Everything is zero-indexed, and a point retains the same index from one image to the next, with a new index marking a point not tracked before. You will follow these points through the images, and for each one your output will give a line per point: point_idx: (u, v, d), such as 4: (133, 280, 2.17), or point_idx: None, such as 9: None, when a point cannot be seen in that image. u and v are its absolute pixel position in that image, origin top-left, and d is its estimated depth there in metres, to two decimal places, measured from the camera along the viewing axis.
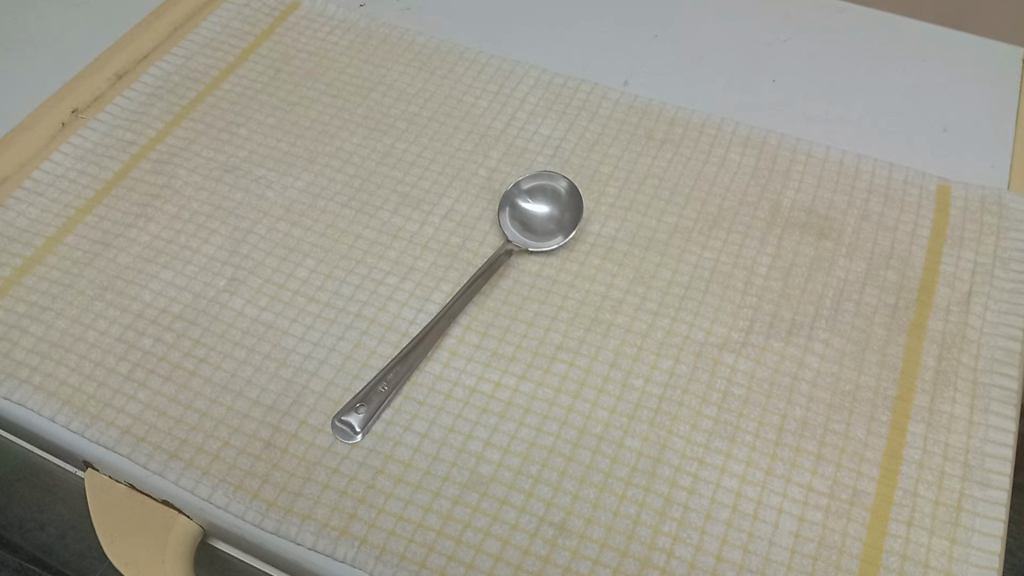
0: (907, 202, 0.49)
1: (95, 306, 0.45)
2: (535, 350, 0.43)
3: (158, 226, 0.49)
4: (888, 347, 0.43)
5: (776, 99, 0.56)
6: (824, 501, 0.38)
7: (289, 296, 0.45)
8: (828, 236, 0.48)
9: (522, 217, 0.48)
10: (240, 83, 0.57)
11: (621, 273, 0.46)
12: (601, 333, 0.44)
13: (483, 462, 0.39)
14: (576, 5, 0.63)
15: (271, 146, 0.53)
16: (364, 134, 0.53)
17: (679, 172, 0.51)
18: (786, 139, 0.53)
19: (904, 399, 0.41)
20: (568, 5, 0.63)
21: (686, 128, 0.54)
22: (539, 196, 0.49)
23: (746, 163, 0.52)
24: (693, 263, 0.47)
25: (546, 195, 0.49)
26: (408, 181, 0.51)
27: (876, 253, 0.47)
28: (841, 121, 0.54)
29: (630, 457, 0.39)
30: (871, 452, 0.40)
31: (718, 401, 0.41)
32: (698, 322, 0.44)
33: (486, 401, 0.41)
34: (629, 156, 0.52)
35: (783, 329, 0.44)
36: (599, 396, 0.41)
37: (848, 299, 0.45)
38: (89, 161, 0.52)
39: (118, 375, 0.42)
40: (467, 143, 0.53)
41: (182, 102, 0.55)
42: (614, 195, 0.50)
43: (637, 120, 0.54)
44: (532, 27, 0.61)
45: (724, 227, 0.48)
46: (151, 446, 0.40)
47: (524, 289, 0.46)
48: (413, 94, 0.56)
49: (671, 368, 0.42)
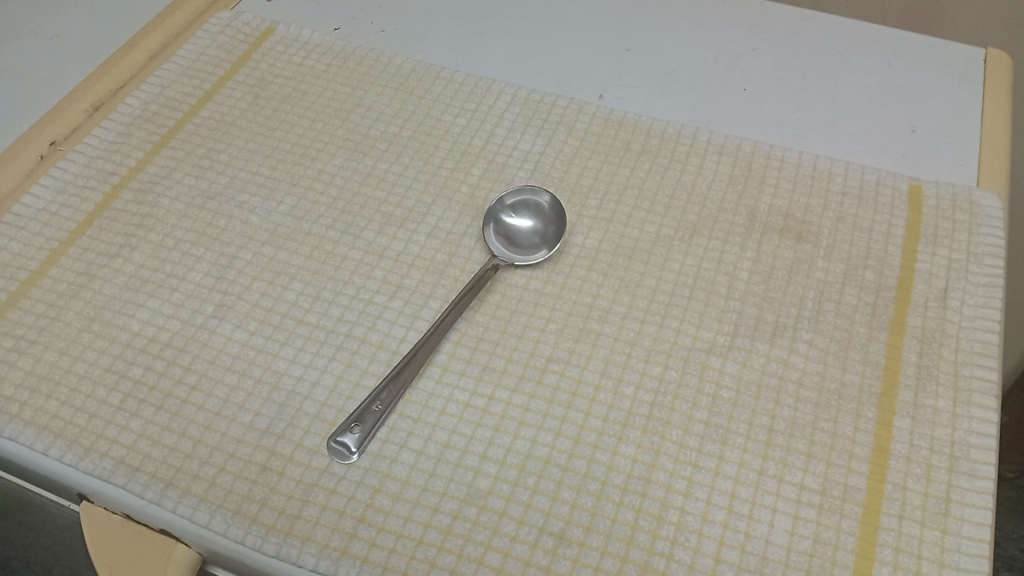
0: (880, 202, 0.51)
1: (83, 337, 0.45)
2: (526, 362, 0.43)
3: (143, 255, 0.49)
4: (870, 344, 0.44)
5: (748, 107, 0.57)
6: (817, 498, 0.39)
7: (278, 320, 0.45)
8: (806, 238, 0.49)
9: (506, 232, 0.49)
10: (219, 110, 0.57)
11: (607, 283, 0.47)
12: (590, 343, 0.44)
13: (480, 476, 0.40)
14: (548, 22, 0.64)
15: (253, 170, 0.53)
16: (346, 155, 0.54)
17: (658, 181, 0.52)
18: (760, 146, 0.54)
19: (889, 395, 0.42)
20: (540, 22, 0.64)
21: (662, 138, 0.55)
22: (522, 210, 0.50)
23: (723, 171, 0.53)
24: (677, 270, 0.47)
25: (529, 209, 0.50)
26: (392, 200, 0.51)
27: (853, 253, 0.48)
28: (813, 126, 0.56)
29: (625, 464, 0.40)
30: (860, 449, 0.40)
31: (708, 405, 0.42)
32: (684, 328, 0.45)
33: (480, 415, 0.42)
34: (608, 168, 0.53)
35: (768, 331, 0.45)
36: (591, 406, 0.42)
37: (829, 299, 0.46)
38: (70, 193, 0.52)
39: (109, 405, 0.42)
40: (448, 160, 0.53)
41: (161, 130, 0.55)
42: (596, 206, 0.51)
43: (614, 133, 0.55)
44: (505, 45, 0.62)
45: (704, 234, 0.49)
46: (146, 475, 0.40)
47: (512, 303, 0.46)
48: (392, 115, 0.56)
49: (660, 375, 0.43)
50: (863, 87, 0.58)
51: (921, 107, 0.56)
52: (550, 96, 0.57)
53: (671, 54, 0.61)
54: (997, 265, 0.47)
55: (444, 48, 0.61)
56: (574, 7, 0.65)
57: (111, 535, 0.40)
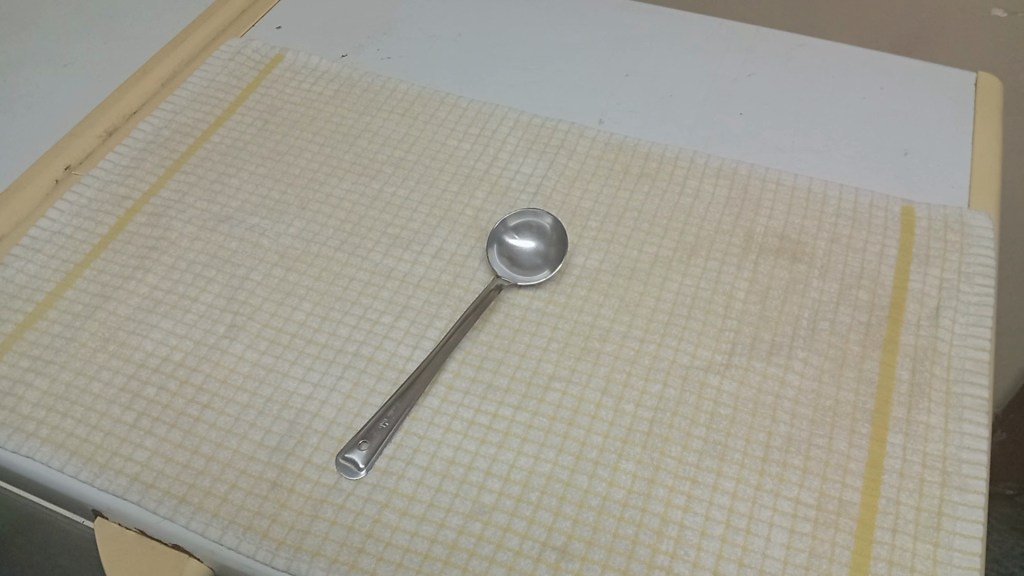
0: (874, 224, 0.52)
1: (99, 357, 0.46)
2: (529, 380, 0.45)
3: (156, 277, 0.50)
4: (864, 362, 0.45)
5: (745, 132, 0.59)
6: (813, 513, 0.40)
7: (287, 339, 0.46)
8: (801, 259, 0.50)
9: (508, 252, 0.50)
10: (229, 136, 0.58)
11: (607, 302, 0.48)
12: (592, 361, 0.45)
13: (485, 491, 0.41)
14: (549, 49, 0.65)
15: (262, 194, 0.54)
16: (353, 179, 0.55)
17: (657, 204, 0.54)
18: (755, 169, 0.55)
19: (883, 412, 0.43)
20: (542, 49, 0.65)
21: (661, 162, 0.56)
22: (524, 232, 0.51)
23: (720, 194, 0.54)
24: (675, 290, 0.49)
25: (531, 231, 0.51)
26: (398, 223, 0.52)
27: (847, 273, 0.50)
28: (807, 150, 0.57)
29: (625, 480, 0.41)
30: (855, 464, 0.41)
31: (706, 422, 0.43)
32: (683, 347, 0.46)
33: (484, 432, 0.43)
34: (608, 191, 0.54)
35: (764, 349, 0.46)
36: (592, 423, 0.43)
37: (823, 318, 0.47)
38: (84, 216, 0.53)
39: (124, 424, 0.43)
40: (452, 184, 0.55)
41: (173, 155, 0.57)
42: (596, 228, 0.52)
43: (614, 157, 0.56)
44: (508, 72, 0.63)
45: (702, 254, 0.51)
46: (160, 491, 0.41)
47: (515, 322, 0.47)
48: (398, 139, 0.58)
49: (660, 392, 0.44)
50: (856, 110, 0.60)
51: (912, 130, 0.58)
52: (551, 121, 0.59)
53: (669, 79, 0.63)
54: (988, 285, 0.49)
55: (446, 76, 0.63)
56: (574, 34, 0.67)
57: (124, 547, 0.42)
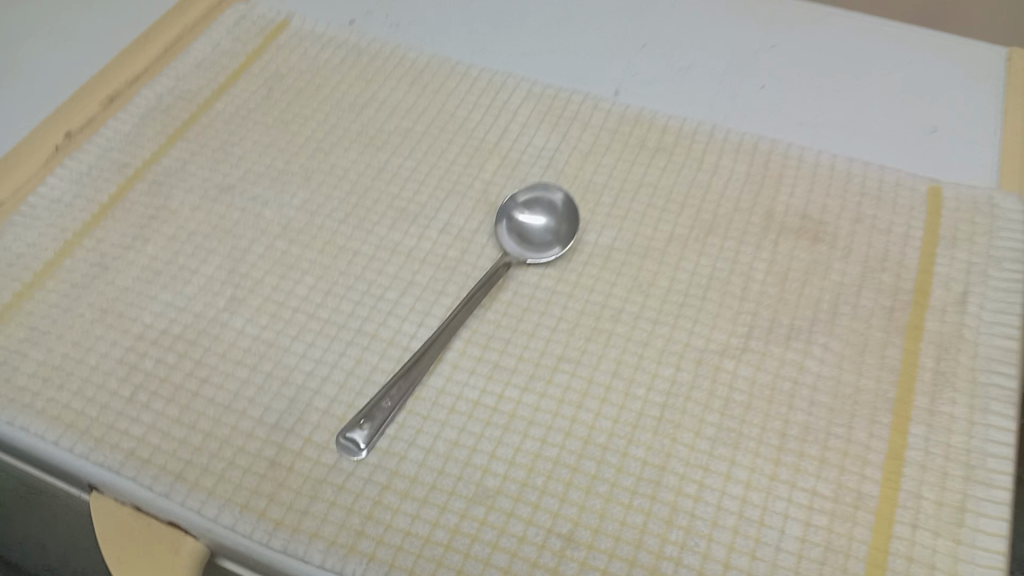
0: (899, 204, 0.50)
1: (96, 329, 0.45)
2: (536, 361, 0.43)
3: (156, 247, 0.49)
4: (886, 349, 0.44)
5: (766, 106, 0.56)
6: (829, 505, 0.38)
7: (289, 314, 0.45)
8: (822, 239, 0.48)
9: (518, 228, 0.48)
10: (233, 104, 0.57)
11: (620, 281, 0.46)
12: (603, 343, 0.44)
13: (488, 475, 0.39)
14: (564, 18, 0.63)
15: (265, 164, 0.53)
16: (359, 150, 0.53)
17: (673, 179, 0.52)
18: (777, 145, 0.53)
19: (905, 401, 0.42)
20: (556, 17, 0.63)
21: (679, 136, 0.54)
22: (534, 207, 0.49)
23: (740, 171, 0.52)
24: (691, 270, 0.47)
25: (541, 206, 0.49)
26: (405, 195, 0.51)
27: (871, 255, 0.48)
28: (830, 126, 0.55)
29: (635, 467, 0.39)
30: (874, 454, 0.40)
31: (720, 408, 0.41)
32: (697, 330, 0.44)
33: (489, 414, 0.41)
34: (623, 166, 0.52)
35: (782, 333, 0.44)
36: (602, 407, 0.42)
37: (844, 302, 0.45)
38: (84, 184, 0.52)
39: (121, 398, 0.42)
40: (462, 156, 0.53)
41: (176, 123, 0.55)
42: (610, 204, 0.50)
43: (629, 130, 0.54)
44: (520, 41, 0.61)
45: (719, 233, 0.49)
46: (156, 468, 0.40)
47: (523, 301, 0.46)
48: (406, 109, 0.56)
49: (672, 377, 0.43)
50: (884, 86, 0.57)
51: (943, 107, 0.56)
52: (564, 93, 0.57)
53: (688, 51, 0.60)
54: (1019, 270, 0.47)
55: (456, 44, 0.61)
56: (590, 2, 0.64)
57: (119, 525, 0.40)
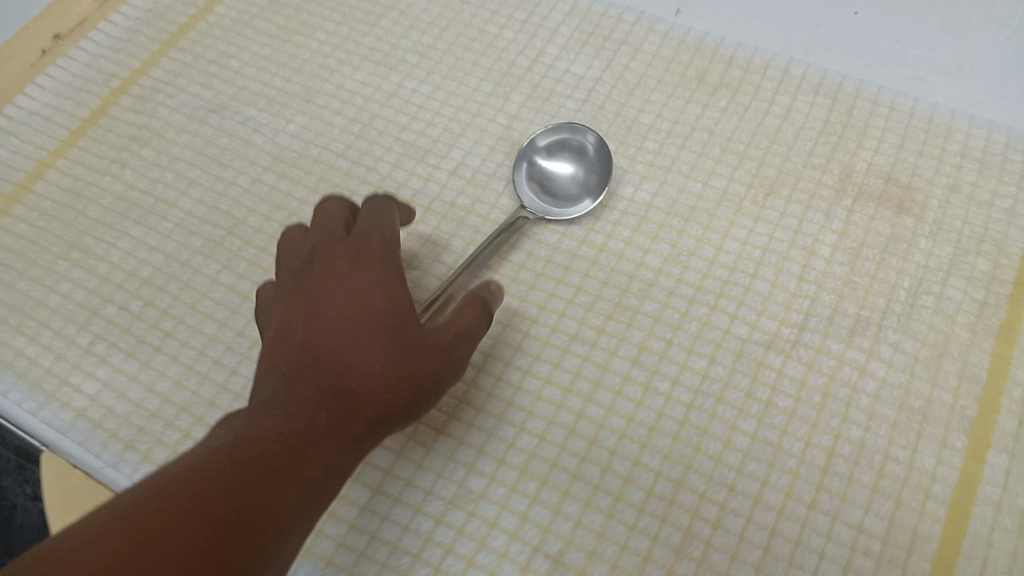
0: (1009, 172, 0.41)
1: (60, 266, 0.40)
2: (545, 340, 0.37)
3: (134, 174, 0.43)
4: (971, 354, 0.36)
5: (859, 35, 0.46)
6: (876, 546, 0.32)
7: (269, 262, 0.40)
8: (908, 210, 0.40)
9: (539, 179, 0.41)
10: (237, 8, 0.50)
11: (654, 248, 0.39)
12: (625, 322, 0.37)
13: (473, 474, 0.34)
14: None
15: (263, 81, 0.46)
16: (370, 70, 0.46)
17: (734, 123, 0.43)
18: (865, 89, 0.44)
19: (986, 423, 0.34)
20: None
21: (747, 70, 0.45)
22: (559, 154, 0.42)
23: (817, 117, 0.43)
24: (741, 239, 0.39)
25: (567, 153, 0.42)
26: (415, 128, 0.44)
27: (966, 234, 0.39)
28: (936, 65, 0.45)
29: (646, 479, 0.34)
30: (940, 487, 0.33)
31: (758, 413, 0.35)
32: (741, 314, 0.37)
33: (482, 400, 0.36)
34: (676, 103, 0.44)
35: (844, 326, 0.37)
36: (615, 401, 0.35)
37: (927, 291, 0.37)
38: (65, 96, 0.47)
39: (78, 348, 0.38)
40: (486, 82, 0.45)
41: (171, 28, 0.49)
42: (654, 150, 0.42)
43: (688, 59, 0.46)
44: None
45: (782, 194, 0.40)
46: (106, 433, 0.36)
47: (537, 265, 0.39)
48: (428, 23, 0.48)
49: (704, 370, 0.36)
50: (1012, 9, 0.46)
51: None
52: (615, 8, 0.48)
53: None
54: None
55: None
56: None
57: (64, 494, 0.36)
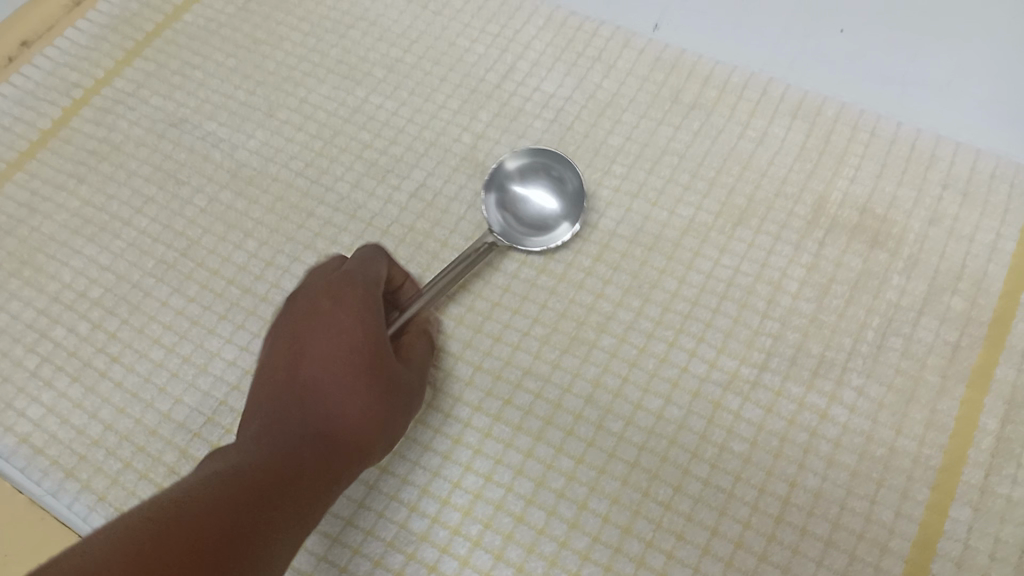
0: (992, 204, 0.39)
1: (10, 284, 0.40)
2: (497, 374, 0.36)
3: (90, 189, 0.42)
4: (939, 400, 0.34)
5: (845, 54, 0.44)
6: None
7: (221, 286, 0.39)
8: (883, 243, 0.38)
9: (511, 206, 0.40)
10: (204, 13, 0.48)
11: (615, 279, 0.38)
12: (580, 358, 0.36)
13: (415, 515, 0.33)
14: None
15: (226, 94, 0.45)
16: (335, 83, 0.45)
17: (707, 147, 0.41)
18: (845, 112, 0.42)
19: (950, 474, 0.33)
20: None
21: (723, 90, 0.43)
22: (534, 183, 0.40)
23: (795, 141, 0.41)
24: (706, 271, 0.38)
25: (543, 182, 0.40)
26: (378, 145, 0.43)
27: (943, 269, 0.37)
28: (922, 87, 0.43)
29: (592, 525, 0.33)
30: (897, 542, 0.32)
31: (711, 458, 0.34)
32: (700, 351, 0.36)
33: (430, 437, 0.35)
34: (647, 125, 0.42)
35: (806, 367, 0.35)
36: (565, 441, 0.34)
37: (896, 331, 0.36)
38: (27, 106, 0.45)
39: (23, 371, 0.37)
40: (454, 99, 0.44)
41: (137, 35, 0.48)
42: (621, 175, 0.41)
43: (663, 78, 0.44)
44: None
45: (751, 223, 0.39)
46: (47, 461, 0.35)
47: (494, 294, 0.38)
48: (398, 34, 0.47)
49: (659, 411, 0.35)
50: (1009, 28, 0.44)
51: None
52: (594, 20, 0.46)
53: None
54: None
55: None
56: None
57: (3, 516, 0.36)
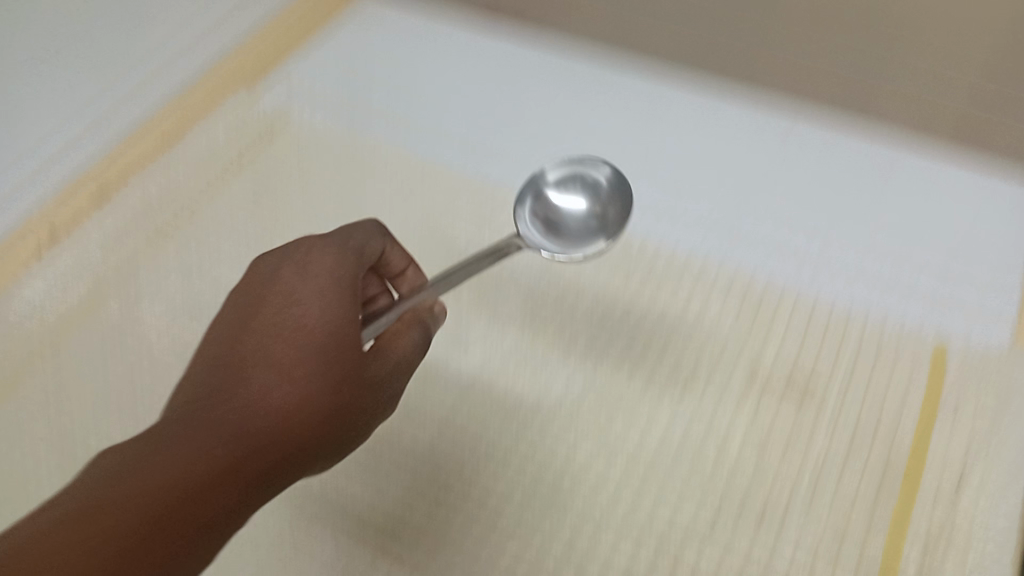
0: (896, 357, 0.47)
1: (135, 363, 0.49)
2: (545, 418, 0.46)
3: (183, 289, 0.52)
4: (902, 416, 0.45)
5: (765, 221, 0.54)
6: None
7: None
8: (825, 324, 0.48)
9: (549, 215, 0.49)
10: (275, 156, 0.59)
11: (603, 397, 0.46)
12: (597, 442, 0.45)
13: (497, 514, 0.43)
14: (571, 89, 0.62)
15: (308, 217, 0.56)
16: (394, 207, 0.56)
17: (685, 244, 0.53)
18: (768, 272, 0.51)
19: (913, 480, 0.43)
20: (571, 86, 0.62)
21: (681, 248, 0.52)
22: (570, 190, 0.49)
23: (772, 261, 0.52)
24: (694, 343, 0.48)
25: (578, 186, 0.49)
26: (448, 246, 0.54)
27: (886, 317, 0.49)
28: (839, 237, 0.53)
29: (661, 522, 0.42)
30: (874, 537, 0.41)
31: (730, 482, 0.43)
32: (700, 407, 0.46)
33: (495, 452, 0.45)
34: (637, 233, 0.53)
35: (795, 399, 0.46)
36: (604, 470, 0.44)
37: (842, 366, 0.47)
38: (124, 237, 0.54)
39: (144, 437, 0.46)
40: (476, 223, 0.55)
41: (216, 175, 0.58)
42: (637, 280, 0.51)
43: (642, 220, 0.54)
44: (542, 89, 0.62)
45: (739, 298, 0.50)
46: None
47: (529, 359, 0.48)
48: (433, 176, 0.57)
49: (683, 432, 0.45)
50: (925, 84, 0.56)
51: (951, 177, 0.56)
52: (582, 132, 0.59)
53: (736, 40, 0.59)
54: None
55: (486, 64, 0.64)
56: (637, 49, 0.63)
57: None
